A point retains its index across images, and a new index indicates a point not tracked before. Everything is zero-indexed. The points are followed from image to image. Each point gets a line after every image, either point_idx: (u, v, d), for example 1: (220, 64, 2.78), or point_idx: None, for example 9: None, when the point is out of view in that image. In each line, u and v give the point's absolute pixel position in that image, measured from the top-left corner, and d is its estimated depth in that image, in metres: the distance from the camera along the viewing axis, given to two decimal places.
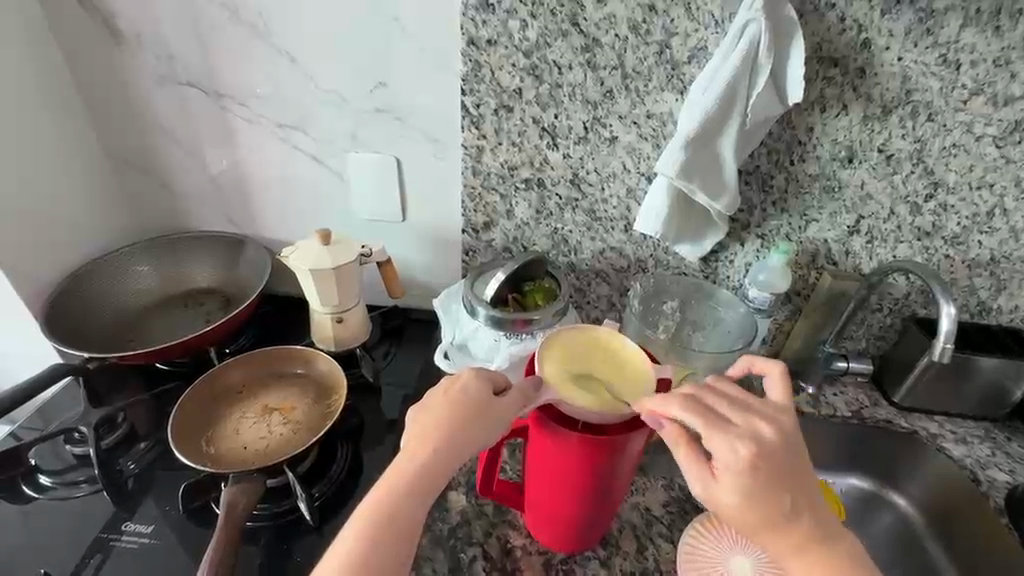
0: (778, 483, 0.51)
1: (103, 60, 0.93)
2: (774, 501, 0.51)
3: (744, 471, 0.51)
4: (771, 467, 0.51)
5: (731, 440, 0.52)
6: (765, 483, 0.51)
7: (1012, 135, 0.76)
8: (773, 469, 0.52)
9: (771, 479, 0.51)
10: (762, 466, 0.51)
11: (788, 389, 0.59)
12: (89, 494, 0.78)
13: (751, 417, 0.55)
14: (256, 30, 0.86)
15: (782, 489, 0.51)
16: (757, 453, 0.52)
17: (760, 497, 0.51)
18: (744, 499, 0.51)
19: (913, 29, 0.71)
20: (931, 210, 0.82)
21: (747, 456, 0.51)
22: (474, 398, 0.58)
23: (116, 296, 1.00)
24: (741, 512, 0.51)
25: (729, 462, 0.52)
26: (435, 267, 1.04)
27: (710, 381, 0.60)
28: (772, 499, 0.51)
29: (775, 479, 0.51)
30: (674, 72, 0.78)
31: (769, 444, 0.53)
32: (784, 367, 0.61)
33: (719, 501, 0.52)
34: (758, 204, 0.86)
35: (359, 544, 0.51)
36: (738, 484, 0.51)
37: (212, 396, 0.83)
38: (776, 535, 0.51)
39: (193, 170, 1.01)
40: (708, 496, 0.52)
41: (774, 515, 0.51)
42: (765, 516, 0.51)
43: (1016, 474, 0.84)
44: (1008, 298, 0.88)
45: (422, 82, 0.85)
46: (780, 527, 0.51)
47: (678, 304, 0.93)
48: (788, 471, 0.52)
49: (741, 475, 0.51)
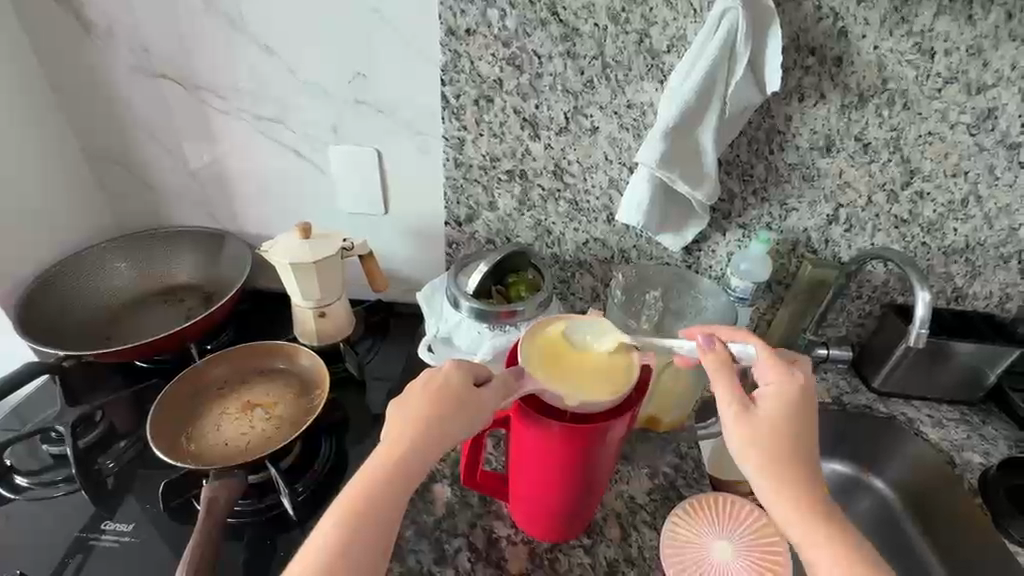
0: (808, 422, 0.56)
1: (74, 52, 0.91)
2: (799, 434, 0.55)
3: (789, 395, 0.56)
4: (807, 404, 0.57)
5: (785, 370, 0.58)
6: (801, 413, 0.56)
7: (985, 123, 0.77)
8: (808, 410, 0.56)
9: (806, 415, 0.56)
10: (800, 400, 0.57)
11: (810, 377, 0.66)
12: (67, 494, 0.77)
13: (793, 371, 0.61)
14: (230, 20, 0.84)
15: (809, 426, 0.56)
16: (801, 389, 0.57)
17: (786, 425, 0.55)
18: (773, 420, 0.55)
19: (889, 17, 0.71)
20: (908, 198, 0.83)
21: (792, 386, 0.57)
22: (454, 391, 0.58)
23: (94, 293, 0.98)
24: (768, 434, 0.54)
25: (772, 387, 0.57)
26: (419, 260, 1.03)
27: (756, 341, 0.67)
28: (797, 432, 0.55)
29: (807, 417, 0.56)
30: (654, 61, 0.78)
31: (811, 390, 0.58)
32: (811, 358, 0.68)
33: (751, 419, 0.55)
34: (739, 194, 0.86)
35: (336, 540, 0.51)
36: (773, 408, 0.56)
37: (191, 395, 0.82)
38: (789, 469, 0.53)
39: (171, 164, 1.00)
40: (742, 412, 0.56)
41: (792, 445, 0.54)
42: (786, 443, 0.54)
43: (990, 456, 0.86)
44: (983, 284, 0.89)
45: (402, 72, 0.84)
46: (796, 461, 0.54)
47: (661, 293, 0.93)
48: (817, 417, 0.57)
49: (784, 398, 0.56)
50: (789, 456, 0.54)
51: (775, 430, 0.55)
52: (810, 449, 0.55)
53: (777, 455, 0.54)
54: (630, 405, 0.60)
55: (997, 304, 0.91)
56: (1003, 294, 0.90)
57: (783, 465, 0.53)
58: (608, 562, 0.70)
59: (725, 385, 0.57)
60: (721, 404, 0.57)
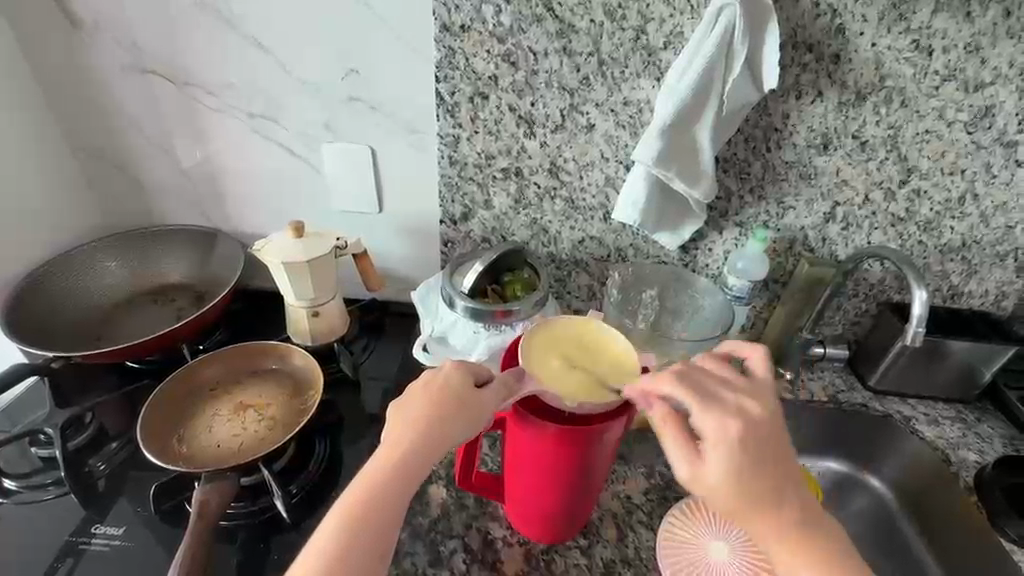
0: (761, 459, 0.52)
1: (61, 48, 0.89)
2: (756, 478, 0.52)
3: (734, 443, 0.52)
4: (755, 444, 0.52)
5: (723, 415, 0.53)
6: (749, 459, 0.51)
7: (982, 121, 0.76)
8: (756, 446, 0.52)
9: (756, 458, 0.52)
10: (746, 443, 0.52)
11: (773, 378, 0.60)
12: (57, 497, 0.76)
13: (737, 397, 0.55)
14: (220, 15, 0.83)
15: (765, 460, 0.52)
16: (745, 429, 0.52)
17: (741, 476, 0.51)
18: (725, 478, 0.51)
19: (887, 14, 0.71)
20: (905, 196, 0.83)
21: (733, 432, 0.52)
22: (451, 392, 0.57)
23: (84, 293, 0.97)
24: (727, 490, 0.51)
25: (715, 439, 0.52)
26: (414, 259, 1.02)
27: (700, 360, 0.61)
28: (755, 477, 0.51)
29: (757, 456, 0.52)
30: (651, 58, 0.77)
31: (756, 422, 0.53)
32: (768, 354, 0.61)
33: (706, 481, 0.52)
34: (735, 192, 0.86)
35: (333, 544, 0.50)
36: (721, 460, 0.51)
37: (185, 396, 0.81)
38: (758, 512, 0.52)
39: (161, 161, 0.98)
40: (694, 472, 0.52)
41: (751, 494, 0.51)
42: (746, 492, 0.51)
43: (986, 454, 0.86)
44: (979, 282, 0.89)
45: (395, 69, 0.83)
46: (764, 503, 0.52)
47: (656, 293, 0.93)
48: (772, 447, 0.53)
49: (730, 449, 0.51)
50: (756, 501, 0.52)
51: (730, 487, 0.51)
52: (777, 483, 0.52)
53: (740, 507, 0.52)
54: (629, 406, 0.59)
55: (993, 303, 0.91)
56: (999, 292, 0.90)
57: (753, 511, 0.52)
58: (605, 563, 0.70)
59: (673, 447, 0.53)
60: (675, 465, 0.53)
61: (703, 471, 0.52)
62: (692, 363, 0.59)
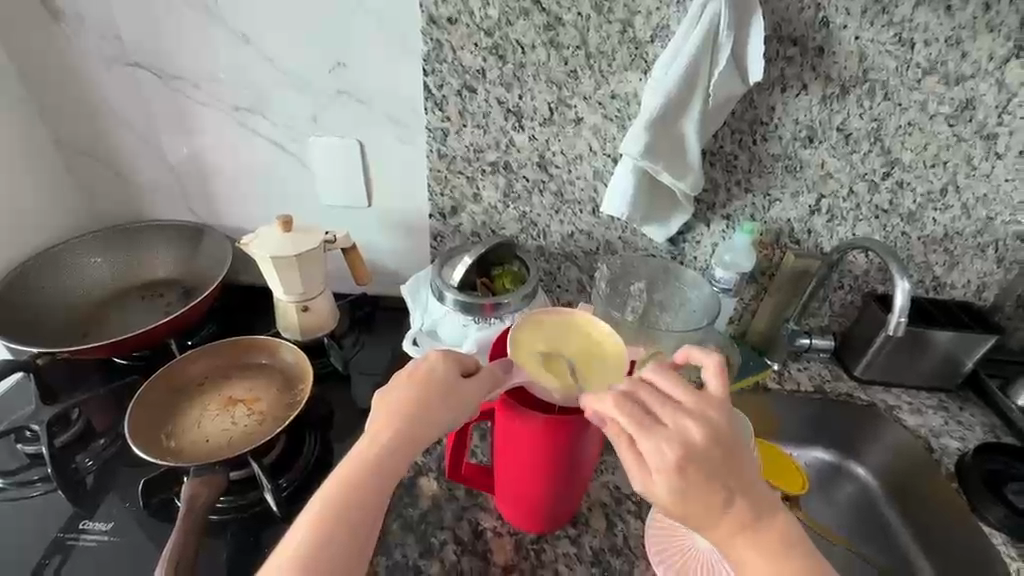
0: (708, 479, 0.51)
1: (43, 41, 0.88)
2: (704, 499, 0.51)
3: (677, 469, 0.51)
4: (703, 467, 0.51)
5: (668, 439, 0.52)
6: (693, 482, 0.51)
7: (963, 113, 0.78)
8: (703, 467, 0.51)
9: (704, 479, 0.51)
10: (692, 467, 0.51)
11: (727, 386, 0.58)
12: (44, 493, 0.75)
13: (685, 416, 0.53)
14: (205, 9, 0.82)
15: (715, 480, 0.52)
16: (685, 454, 0.51)
17: (684, 498, 0.51)
18: (670, 499, 0.51)
19: (869, 8, 0.72)
20: (888, 188, 0.84)
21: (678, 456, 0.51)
22: (435, 384, 0.57)
23: (68, 290, 0.96)
24: (679, 509, 0.52)
25: (659, 464, 0.51)
26: (404, 253, 1.02)
27: (646, 372, 0.58)
28: (707, 497, 0.51)
29: (705, 476, 0.51)
30: (638, 52, 0.77)
31: (699, 444, 0.52)
32: (719, 361, 0.58)
33: (657, 501, 0.52)
34: (723, 184, 0.87)
35: (312, 538, 0.50)
36: (666, 486, 0.51)
37: (172, 389, 0.81)
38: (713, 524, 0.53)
39: (147, 156, 0.97)
40: (647, 494, 0.53)
41: (699, 511, 0.52)
42: (694, 510, 0.52)
43: (967, 441, 0.87)
44: (961, 273, 0.91)
45: (383, 63, 0.83)
46: (718, 518, 0.52)
47: (645, 285, 0.92)
48: (721, 466, 0.52)
49: (673, 475, 0.51)
50: (709, 517, 0.52)
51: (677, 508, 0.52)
52: (730, 497, 0.52)
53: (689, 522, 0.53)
54: None
55: (974, 293, 0.92)
56: (980, 283, 0.91)
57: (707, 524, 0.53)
58: (593, 552, 0.70)
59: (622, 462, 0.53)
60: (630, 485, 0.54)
61: (651, 491, 0.52)
62: (638, 379, 0.57)
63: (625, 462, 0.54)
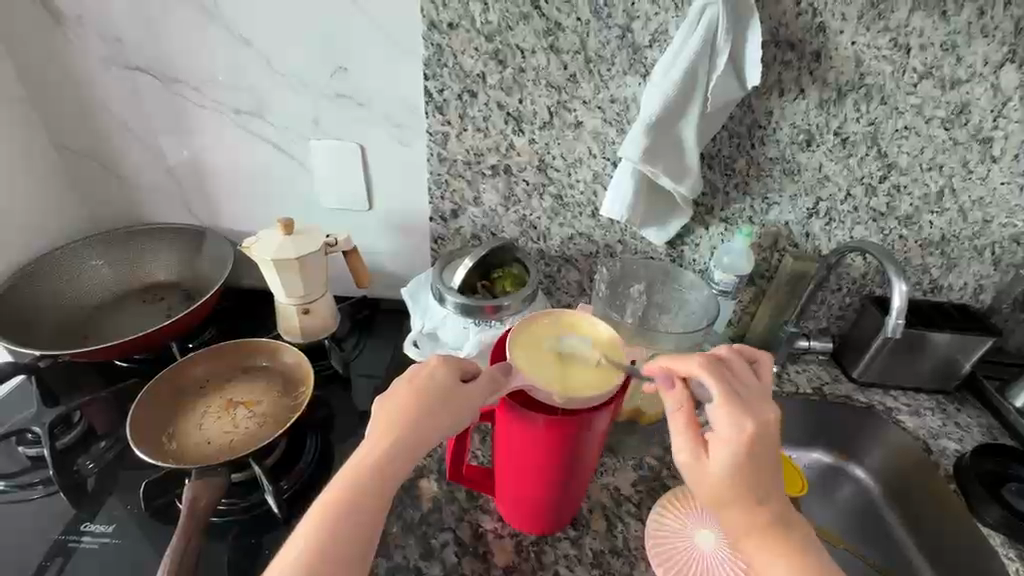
0: (763, 460, 0.54)
1: (45, 45, 0.89)
2: (750, 477, 0.53)
3: (738, 442, 0.53)
4: (764, 447, 0.54)
5: (740, 412, 0.54)
6: (753, 459, 0.53)
7: (959, 117, 0.78)
8: (761, 447, 0.54)
9: (759, 459, 0.53)
10: (754, 444, 0.53)
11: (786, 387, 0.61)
12: (46, 495, 0.76)
13: (756, 400, 0.57)
14: (207, 13, 0.83)
15: (767, 463, 0.54)
16: (753, 430, 0.53)
17: (737, 472, 0.53)
18: (724, 469, 0.53)
19: (866, 13, 0.73)
20: (886, 191, 0.85)
21: (746, 430, 0.53)
22: (436, 389, 0.58)
23: (68, 293, 0.96)
24: (721, 484, 0.54)
25: (726, 432, 0.54)
26: (404, 256, 1.03)
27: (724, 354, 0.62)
28: (753, 478, 0.53)
29: (760, 457, 0.53)
30: (637, 56, 0.78)
31: (765, 425, 0.54)
32: (773, 360, 0.64)
33: (703, 470, 0.54)
34: (721, 188, 0.87)
35: (314, 541, 0.51)
36: (723, 454, 0.53)
37: (173, 392, 0.81)
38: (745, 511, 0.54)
39: (149, 160, 0.98)
40: (694, 462, 0.55)
41: (743, 493, 0.53)
42: (738, 485, 0.53)
43: (965, 443, 0.88)
44: (958, 275, 0.92)
45: (384, 67, 0.84)
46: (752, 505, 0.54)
47: (644, 287, 0.94)
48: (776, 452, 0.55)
49: (732, 447, 0.53)
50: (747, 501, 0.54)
51: (727, 480, 0.53)
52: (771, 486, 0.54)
53: (728, 501, 0.54)
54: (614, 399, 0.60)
55: (972, 295, 0.93)
56: (977, 285, 0.92)
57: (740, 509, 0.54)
58: (593, 553, 0.71)
59: (676, 427, 0.57)
60: (676, 451, 0.56)
61: (702, 458, 0.54)
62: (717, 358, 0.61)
63: (680, 428, 0.57)
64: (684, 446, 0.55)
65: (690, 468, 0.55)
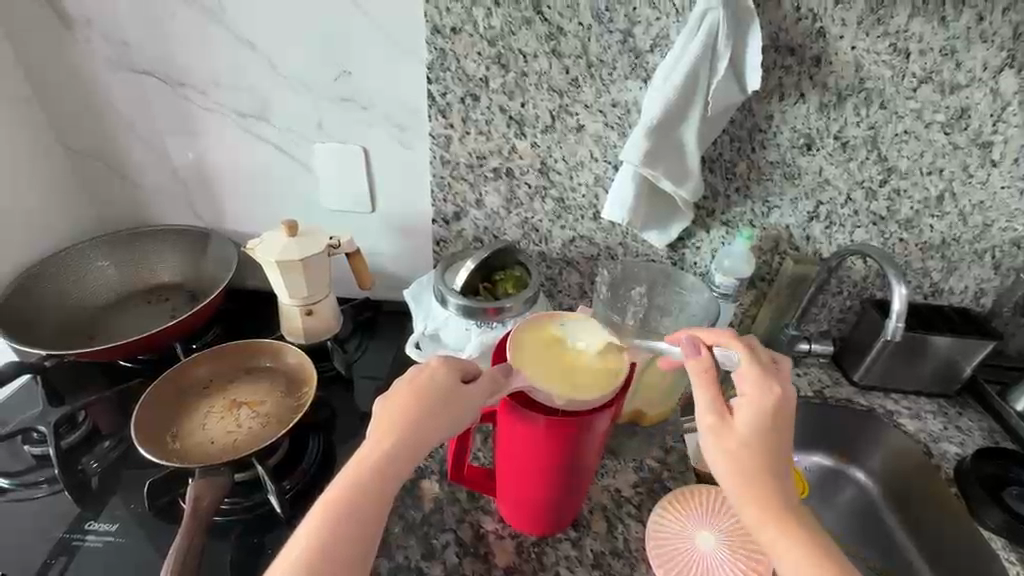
0: (783, 428, 0.57)
1: (53, 48, 0.90)
2: (771, 442, 0.56)
3: (765, 402, 0.57)
4: (783, 413, 0.58)
5: (765, 376, 0.59)
6: (773, 421, 0.57)
7: (959, 122, 0.79)
8: (783, 415, 0.58)
9: (781, 424, 0.57)
10: (778, 409, 0.57)
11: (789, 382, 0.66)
12: (50, 494, 0.76)
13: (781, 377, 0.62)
14: (213, 17, 0.84)
15: (785, 432, 0.58)
16: (779, 396, 0.58)
17: (758, 431, 0.56)
18: (747, 426, 0.56)
19: (865, 19, 0.73)
20: (886, 195, 0.85)
21: (770, 392, 0.58)
22: (436, 392, 0.58)
23: (74, 294, 0.97)
24: (747, 440, 0.56)
25: (754, 394, 0.58)
26: (406, 258, 1.04)
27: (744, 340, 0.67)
28: (774, 443, 0.56)
29: (782, 424, 0.57)
30: (638, 61, 0.79)
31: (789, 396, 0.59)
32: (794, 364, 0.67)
33: (729, 427, 0.57)
34: (722, 191, 0.88)
35: (316, 539, 0.51)
36: (750, 413, 0.57)
37: (177, 393, 0.82)
38: (763, 477, 0.55)
39: (155, 162, 0.99)
40: (721, 419, 0.57)
41: (763, 456, 0.55)
42: (760, 446, 0.56)
43: (966, 446, 0.88)
44: (959, 279, 0.92)
45: (387, 70, 0.85)
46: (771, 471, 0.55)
47: (645, 289, 0.94)
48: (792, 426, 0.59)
49: (760, 407, 0.57)
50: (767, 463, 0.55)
51: (750, 437, 0.56)
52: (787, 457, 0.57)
53: (748, 463, 0.55)
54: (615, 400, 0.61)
55: (972, 299, 0.93)
56: (978, 289, 0.92)
57: (761, 472, 0.55)
58: (594, 554, 0.71)
59: (702, 388, 0.59)
60: (701, 409, 0.58)
61: (727, 416, 0.57)
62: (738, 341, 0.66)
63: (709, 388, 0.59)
64: (708, 405, 0.58)
65: (714, 425, 0.57)
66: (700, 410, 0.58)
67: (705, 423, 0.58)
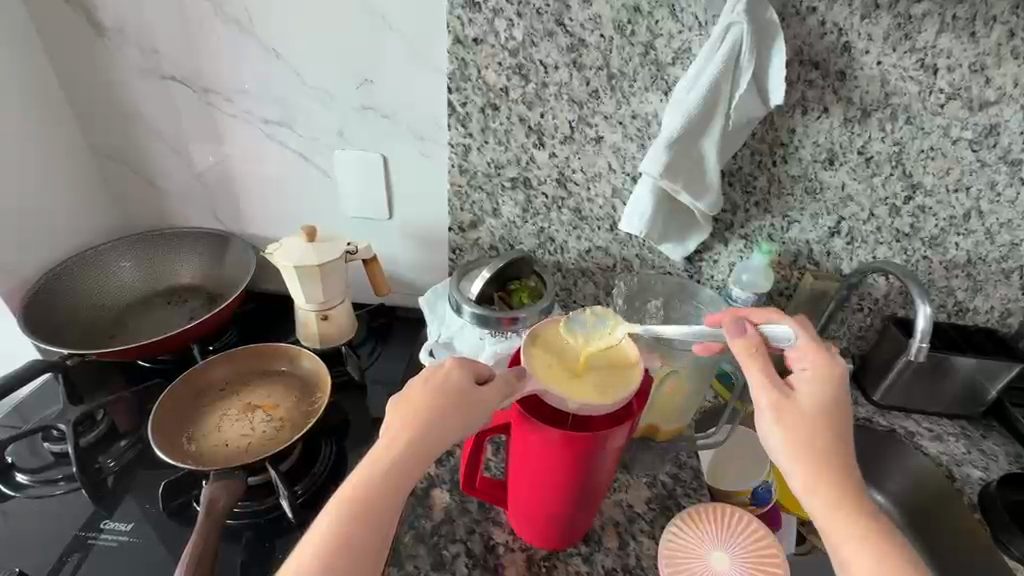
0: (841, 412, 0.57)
1: (84, 53, 0.92)
2: (828, 433, 0.56)
3: (821, 383, 0.57)
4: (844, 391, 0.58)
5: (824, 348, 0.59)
6: (834, 401, 0.57)
7: (987, 138, 0.77)
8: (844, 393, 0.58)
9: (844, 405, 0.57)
10: (830, 392, 0.57)
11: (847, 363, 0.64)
12: (67, 492, 0.77)
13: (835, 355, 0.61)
14: (241, 25, 0.85)
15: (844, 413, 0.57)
16: (831, 379, 0.57)
17: (819, 412, 0.56)
18: (811, 401, 0.57)
19: (892, 34, 0.72)
20: (910, 211, 0.84)
21: (831, 371, 0.58)
22: (449, 394, 0.57)
23: (98, 294, 0.99)
24: (805, 419, 0.56)
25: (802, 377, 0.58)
26: (422, 266, 1.04)
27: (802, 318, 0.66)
28: (825, 429, 0.56)
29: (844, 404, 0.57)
30: (659, 73, 0.78)
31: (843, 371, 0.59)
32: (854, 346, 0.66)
33: (785, 405, 0.56)
34: (742, 205, 0.87)
35: (325, 540, 0.51)
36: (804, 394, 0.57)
37: (195, 394, 0.83)
38: (824, 464, 0.54)
39: (179, 168, 1.01)
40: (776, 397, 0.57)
41: (827, 440, 0.55)
42: (815, 430, 0.56)
43: (991, 471, 0.85)
44: (985, 298, 0.90)
45: (409, 81, 0.86)
46: (832, 458, 0.55)
47: (662, 302, 0.91)
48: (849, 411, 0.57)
49: (815, 386, 0.57)
50: (830, 446, 0.55)
51: (816, 415, 0.56)
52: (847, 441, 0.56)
53: (813, 450, 0.55)
54: (632, 412, 0.60)
55: (998, 319, 0.91)
56: (1004, 309, 0.90)
57: (824, 460, 0.55)
58: (605, 570, 0.70)
59: (754, 370, 0.59)
60: (755, 386, 0.58)
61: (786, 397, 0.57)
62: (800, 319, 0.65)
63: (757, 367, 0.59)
64: (765, 385, 0.58)
65: (773, 409, 0.57)
66: (755, 391, 0.58)
67: (761, 405, 0.58)
